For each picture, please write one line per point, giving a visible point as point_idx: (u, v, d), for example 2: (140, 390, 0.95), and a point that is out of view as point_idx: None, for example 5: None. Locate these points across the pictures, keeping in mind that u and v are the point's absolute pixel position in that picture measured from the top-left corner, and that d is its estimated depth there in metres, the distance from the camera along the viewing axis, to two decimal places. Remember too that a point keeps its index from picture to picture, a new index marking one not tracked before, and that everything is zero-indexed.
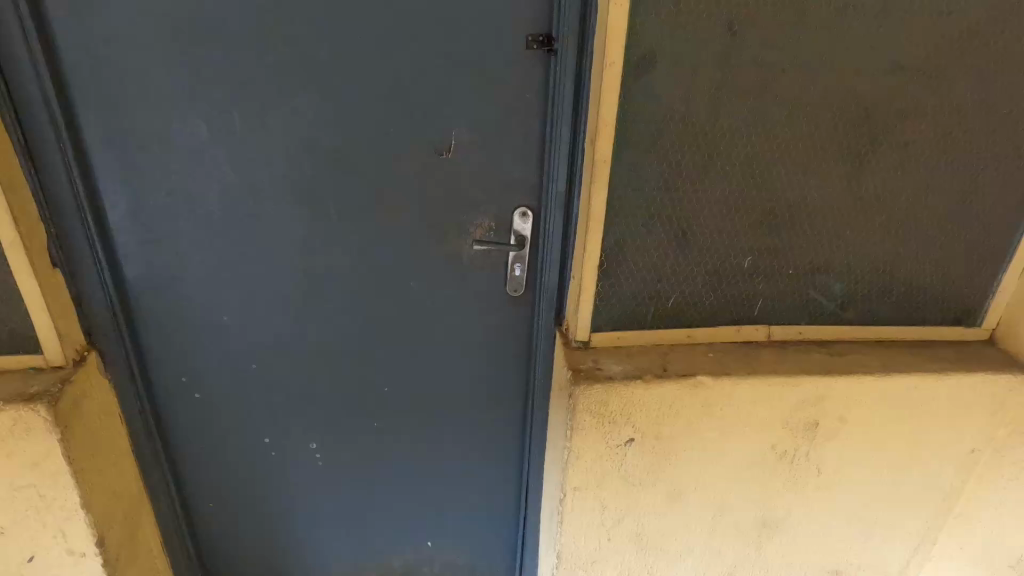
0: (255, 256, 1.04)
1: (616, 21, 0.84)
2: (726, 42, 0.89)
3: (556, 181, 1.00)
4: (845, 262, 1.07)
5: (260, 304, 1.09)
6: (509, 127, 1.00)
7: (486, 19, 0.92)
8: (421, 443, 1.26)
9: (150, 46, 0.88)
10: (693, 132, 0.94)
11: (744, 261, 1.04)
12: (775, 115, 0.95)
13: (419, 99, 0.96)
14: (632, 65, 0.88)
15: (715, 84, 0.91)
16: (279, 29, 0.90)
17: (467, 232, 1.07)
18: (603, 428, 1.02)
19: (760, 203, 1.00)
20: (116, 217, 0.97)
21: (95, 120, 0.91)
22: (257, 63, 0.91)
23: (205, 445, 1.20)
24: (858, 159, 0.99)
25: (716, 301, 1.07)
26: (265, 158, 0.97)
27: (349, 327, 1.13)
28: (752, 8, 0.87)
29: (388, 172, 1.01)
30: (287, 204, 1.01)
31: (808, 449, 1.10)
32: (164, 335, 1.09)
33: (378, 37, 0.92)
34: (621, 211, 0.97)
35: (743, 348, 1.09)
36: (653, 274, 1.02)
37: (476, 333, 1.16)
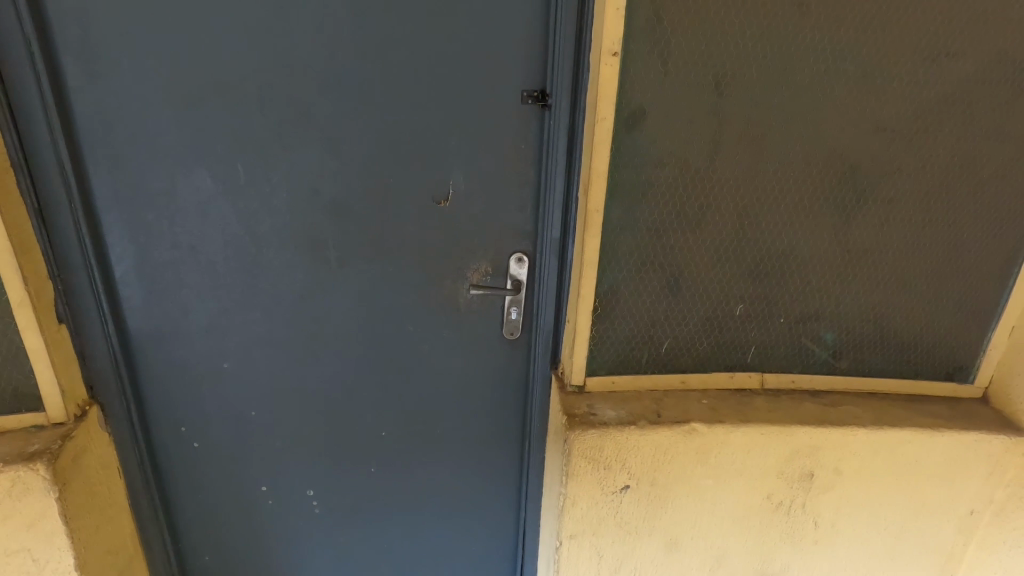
0: (257, 306, 1.06)
1: (608, 78, 0.87)
2: (713, 102, 0.93)
3: (551, 229, 1.02)
4: (835, 311, 1.09)
5: (261, 352, 1.10)
6: (506, 180, 1.03)
7: (483, 78, 0.97)
8: (418, 490, 1.25)
9: (161, 107, 0.92)
10: (684, 186, 0.97)
11: (736, 310, 1.06)
12: (762, 171, 0.98)
13: (418, 155, 1.00)
14: (623, 121, 0.92)
15: (704, 140, 0.95)
16: (285, 91, 0.94)
17: (464, 280, 1.09)
18: (598, 474, 1.02)
19: (750, 254, 1.03)
20: (122, 271, 1.00)
21: (106, 179, 0.94)
22: (264, 122, 0.95)
23: (201, 493, 1.20)
24: (844, 212, 1.02)
25: (709, 348, 1.09)
26: (269, 212, 1.00)
27: (348, 375, 1.14)
28: (737, 70, 0.92)
29: (388, 224, 1.04)
30: (289, 255, 1.03)
31: (804, 500, 1.10)
32: (164, 384, 1.10)
33: (380, 97, 0.96)
34: (615, 260, 0.99)
35: (737, 396, 1.09)
36: (646, 322, 1.04)
37: (474, 378, 1.17)
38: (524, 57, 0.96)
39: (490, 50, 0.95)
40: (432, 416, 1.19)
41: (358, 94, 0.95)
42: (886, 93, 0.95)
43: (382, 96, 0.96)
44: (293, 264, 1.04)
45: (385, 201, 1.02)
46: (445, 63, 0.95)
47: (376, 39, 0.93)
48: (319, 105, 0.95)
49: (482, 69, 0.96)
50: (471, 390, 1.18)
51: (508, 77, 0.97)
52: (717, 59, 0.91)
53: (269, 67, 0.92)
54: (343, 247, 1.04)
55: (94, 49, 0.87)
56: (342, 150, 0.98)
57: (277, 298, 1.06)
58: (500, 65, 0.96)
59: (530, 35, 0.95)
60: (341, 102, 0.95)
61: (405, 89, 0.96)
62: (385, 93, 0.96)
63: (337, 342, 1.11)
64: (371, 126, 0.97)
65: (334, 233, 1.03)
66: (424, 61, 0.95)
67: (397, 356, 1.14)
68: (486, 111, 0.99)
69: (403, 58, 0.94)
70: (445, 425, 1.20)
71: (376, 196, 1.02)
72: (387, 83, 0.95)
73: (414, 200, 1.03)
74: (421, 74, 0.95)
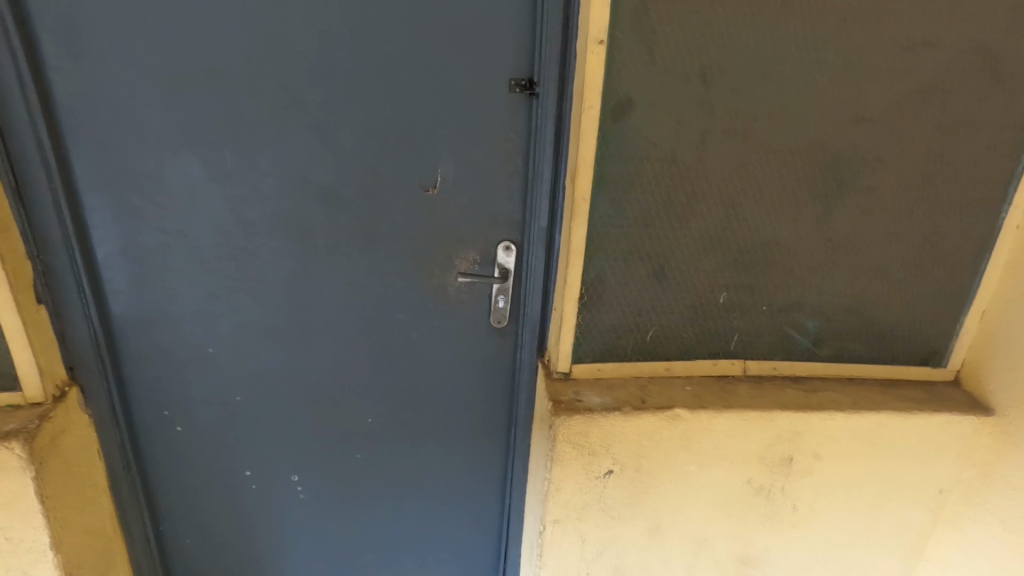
0: (241, 290, 1.05)
1: (595, 66, 0.87)
2: (699, 91, 0.94)
3: (539, 216, 1.02)
4: (815, 300, 1.11)
5: (246, 338, 1.10)
6: (494, 168, 1.03)
7: (471, 64, 0.96)
8: (404, 476, 1.26)
9: (143, 86, 0.90)
10: (670, 175, 0.97)
11: (720, 297, 1.08)
12: (746, 160, 0.99)
13: (406, 141, 1.00)
14: (610, 109, 0.91)
15: (689, 128, 0.95)
16: (271, 74, 0.93)
17: (451, 267, 1.09)
18: (584, 460, 1.03)
19: (734, 243, 1.04)
20: (104, 252, 0.98)
21: (86, 158, 0.92)
22: (249, 106, 0.94)
23: (185, 478, 1.19)
24: (826, 202, 1.04)
25: (693, 336, 1.10)
26: (254, 197, 0.99)
27: (334, 360, 1.14)
28: (722, 59, 0.92)
29: (374, 210, 1.03)
30: (274, 240, 1.02)
31: (783, 484, 1.13)
32: (148, 369, 1.09)
33: (367, 82, 0.95)
34: (602, 247, 0.99)
35: (720, 382, 1.11)
36: (633, 310, 1.05)
37: (460, 365, 1.17)
38: (512, 44, 0.96)
39: (479, 37, 0.95)
40: (418, 403, 1.19)
41: (345, 79, 0.95)
42: (866, 84, 0.97)
43: (370, 81, 0.95)
44: (279, 248, 1.03)
45: (373, 187, 1.02)
46: (433, 48, 0.95)
47: (362, 22, 0.92)
48: (306, 89, 0.94)
49: (471, 56, 0.96)
50: (458, 377, 1.18)
51: (497, 64, 0.97)
52: (702, 48, 0.91)
53: (255, 49, 0.91)
54: (329, 232, 1.03)
55: (73, 26, 0.85)
56: (329, 135, 0.97)
57: (262, 282, 1.05)
58: (489, 52, 0.96)
59: (519, 22, 0.95)
60: (328, 85, 0.95)
61: (393, 74, 0.95)
62: (373, 78, 0.95)
63: (323, 328, 1.11)
64: (358, 111, 0.97)
65: (320, 218, 1.02)
66: (412, 46, 0.94)
67: (384, 343, 1.14)
68: (474, 99, 0.98)
69: (391, 43, 0.94)
70: (431, 411, 1.20)
71: (364, 181, 1.01)
72: (375, 68, 0.95)
73: (402, 186, 1.02)
74: (409, 59, 0.95)
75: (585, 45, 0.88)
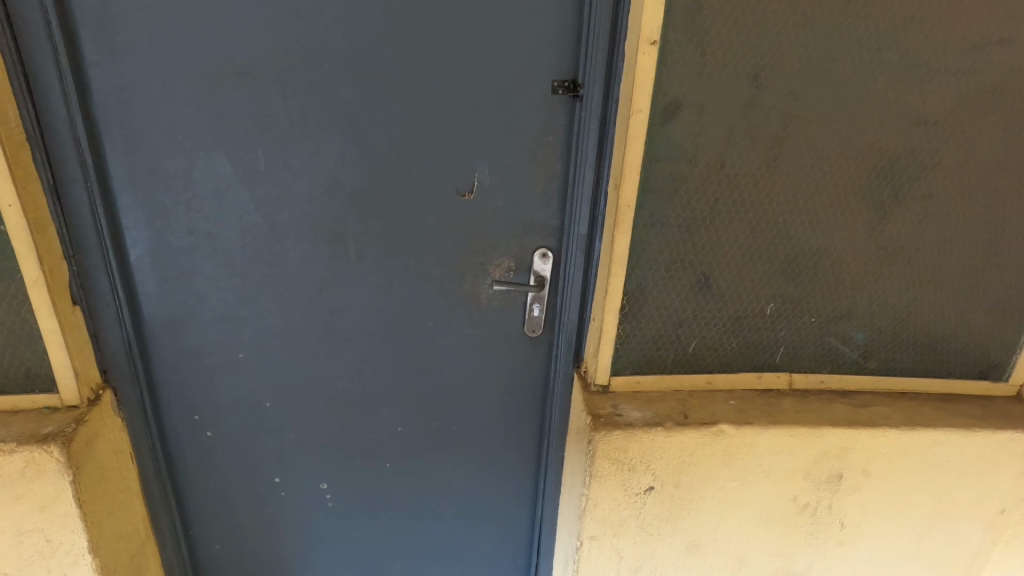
0: (274, 294, 1.04)
1: (645, 68, 0.83)
2: (752, 93, 0.89)
3: (579, 223, 0.99)
4: (866, 311, 1.06)
5: (277, 342, 1.08)
6: (532, 173, 1.00)
7: (512, 65, 0.93)
8: (433, 485, 1.23)
9: (180, 86, 0.89)
10: (717, 180, 0.93)
11: (766, 308, 1.03)
12: (799, 165, 0.94)
13: (444, 143, 0.97)
14: (659, 113, 0.88)
15: (740, 132, 0.91)
16: (309, 75, 0.91)
17: (487, 274, 1.06)
18: (622, 475, 1.00)
19: (783, 251, 0.99)
20: (138, 254, 0.97)
21: (122, 158, 0.91)
22: (287, 108, 0.92)
23: (215, 483, 1.18)
24: (881, 209, 0.99)
25: (737, 348, 1.05)
26: (290, 200, 0.97)
27: (366, 366, 1.12)
28: (777, 60, 0.88)
29: (410, 214, 1.01)
30: (308, 244, 1.00)
31: (830, 502, 1.08)
32: (179, 373, 1.08)
33: (406, 83, 0.93)
34: (645, 255, 0.95)
35: (765, 397, 1.07)
36: (674, 320, 1.00)
37: (493, 374, 1.14)
38: (555, 45, 0.93)
39: (521, 38, 0.92)
40: (450, 411, 1.17)
41: (384, 81, 0.92)
42: (928, 85, 0.92)
43: (408, 83, 0.93)
44: (313, 251, 1.01)
45: (409, 191, 0.99)
46: (474, 48, 0.92)
47: (401, 21, 0.89)
48: (343, 91, 0.92)
49: (512, 56, 0.93)
50: (490, 386, 1.15)
51: (539, 66, 0.94)
52: (756, 48, 0.87)
53: (294, 50, 0.89)
54: (364, 236, 1.01)
55: (112, 24, 0.84)
56: (366, 137, 0.95)
57: (294, 286, 1.04)
58: (531, 53, 0.93)
59: (563, 22, 0.92)
60: (367, 86, 0.92)
61: (432, 75, 0.93)
62: (412, 80, 0.93)
63: (355, 333, 1.09)
64: (396, 113, 0.94)
65: (354, 221, 1.00)
66: (454, 46, 0.92)
67: (416, 350, 1.11)
68: (514, 101, 0.95)
69: (431, 44, 0.91)
70: (463, 420, 1.18)
71: (399, 185, 0.99)
72: (414, 69, 0.92)
73: (437, 191, 1.00)
74: (449, 60, 0.92)
75: (634, 46, 0.84)
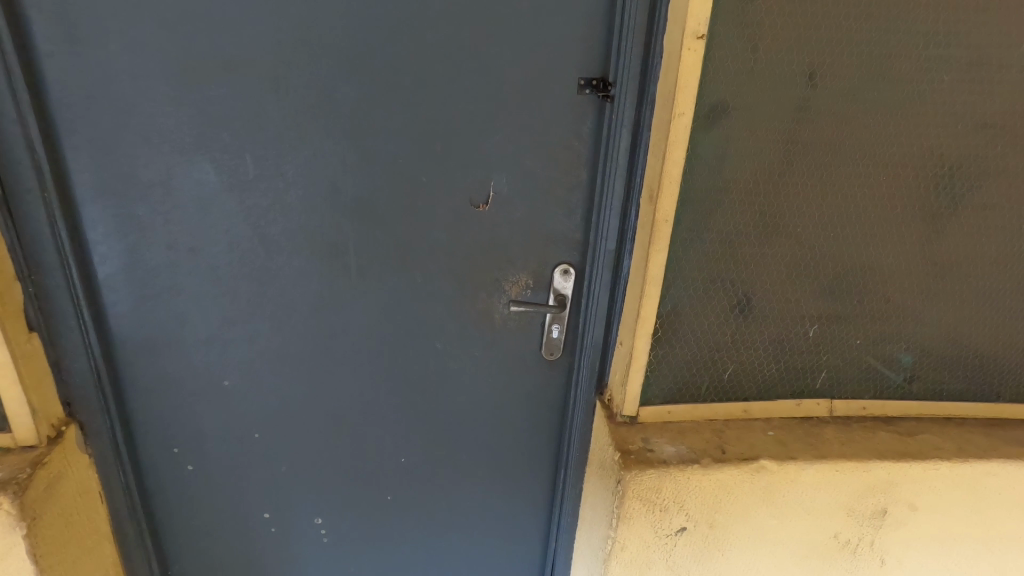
0: (263, 315, 0.92)
1: (689, 65, 0.74)
2: (805, 93, 0.80)
3: (606, 239, 0.88)
4: (914, 331, 0.98)
5: (267, 368, 0.97)
6: (553, 181, 0.89)
7: (534, 62, 0.83)
8: (439, 519, 1.13)
9: (154, 81, 0.77)
10: (764, 190, 0.83)
11: (810, 330, 0.94)
12: (852, 173, 0.85)
13: (457, 148, 0.86)
14: (702, 116, 0.78)
15: (790, 137, 0.81)
16: (303, 69, 0.79)
17: (501, 292, 0.95)
18: (653, 516, 0.90)
19: (831, 268, 0.90)
20: (107, 271, 0.86)
21: (87, 163, 0.79)
22: (278, 106, 0.81)
23: (197, 520, 1.07)
24: (936, 220, 0.90)
25: (777, 373, 0.96)
26: (282, 212, 0.86)
27: (366, 392, 1.01)
28: (834, 56, 0.79)
29: (418, 226, 0.90)
30: (303, 259, 0.89)
31: (872, 538, 1.00)
32: (156, 402, 0.96)
33: (415, 80, 0.82)
34: (682, 275, 0.85)
35: (805, 426, 0.98)
36: (711, 344, 0.91)
37: (506, 400, 1.04)
38: (583, 38, 0.82)
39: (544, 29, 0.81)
40: (458, 440, 1.06)
41: (390, 77, 0.81)
42: (995, 85, 0.83)
43: (417, 79, 0.82)
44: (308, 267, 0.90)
45: (417, 201, 0.88)
46: (492, 42, 0.81)
47: (411, 10, 0.78)
48: (344, 88, 0.81)
49: (534, 51, 0.82)
50: (502, 413, 1.05)
51: (563, 62, 0.83)
52: (811, 43, 0.77)
53: (287, 40, 0.78)
54: (365, 250, 0.90)
55: (73, 9, 0.72)
56: (368, 140, 0.84)
57: (286, 306, 0.92)
58: (555, 47, 0.82)
59: (592, 12, 0.81)
60: (370, 83, 0.81)
61: (445, 72, 0.82)
62: (422, 76, 0.82)
63: (354, 356, 0.98)
64: (403, 114, 0.83)
65: (355, 234, 0.89)
66: (469, 38, 0.81)
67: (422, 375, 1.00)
68: (535, 101, 0.85)
69: (444, 35, 0.80)
70: (472, 450, 1.07)
71: (407, 193, 0.88)
72: (424, 64, 0.81)
73: (448, 200, 0.89)
74: (464, 54, 0.82)
75: (676, 39, 0.74)
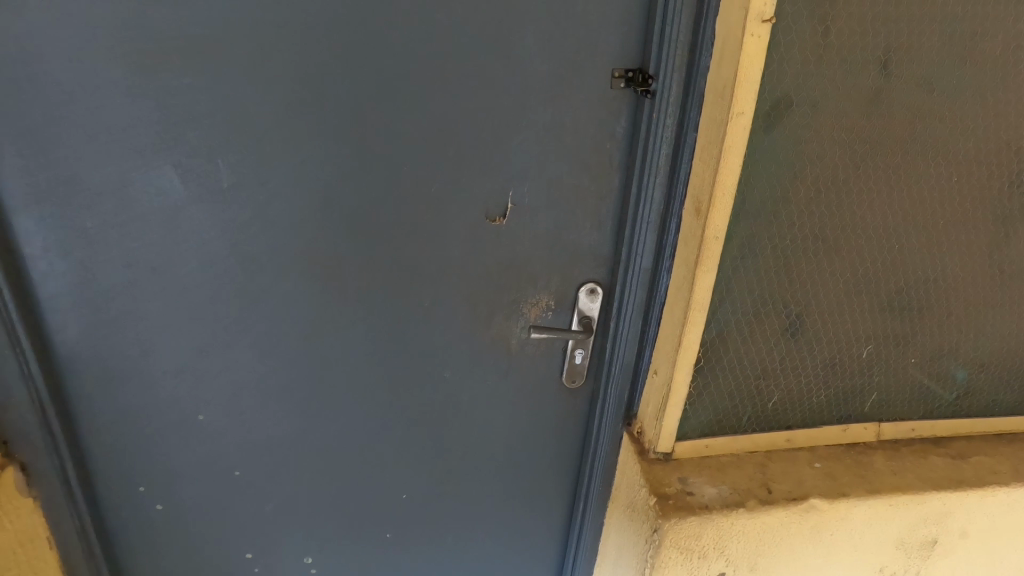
0: (243, 339, 0.79)
1: (751, 56, 0.62)
2: (878, 84, 0.68)
3: (641, 255, 0.78)
4: (973, 347, 0.88)
5: (248, 399, 0.82)
6: (581, 188, 0.77)
7: (564, 48, 0.70)
8: (445, 555, 1.02)
9: (101, 65, 0.62)
10: (825, 198, 0.72)
11: (864, 350, 0.83)
12: (921, 174, 0.75)
13: (470, 151, 0.73)
14: (763, 113, 0.66)
15: (858, 136, 0.70)
16: (286, 56, 0.65)
17: (518, 313, 0.83)
18: (690, 564, 0.79)
19: (891, 281, 0.80)
20: (49, 288, 0.70)
21: (18, 158, 0.63)
22: (256, 97, 0.67)
23: (168, 563, 0.92)
24: (1006, 225, 0.80)
25: (826, 398, 0.86)
26: (263, 221, 0.72)
27: (362, 427, 0.88)
28: (913, 40, 0.67)
29: (424, 237, 0.77)
30: (289, 277, 0.76)
31: (918, 569, 0.90)
32: (115, 440, 0.81)
33: (422, 70, 0.69)
34: (730, 296, 0.75)
35: (852, 454, 0.87)
36: (757, 370, 0.80)
37: (521, 428, 0.93)
38: (621, 21, 0.69)
39: (577, 10, 0.68)
40: (467, 471, 0.95)
41: (391, 66, 0.68)
42: None
43: (423, 69, 0.69)
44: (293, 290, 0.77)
45: (422, 210, 0.75)
46: (513, 24, 0.68)
47: None
48: (334, 79, 0.67)
49: (563, 36, 0.69)
50: (515, 444, 0.94)
51: (597, 49, 0.70)
52: (889, 26, 0.66)
53: (268, 17, 0.64)
54: (360, 268, 0.77)
55: None
56: (365, 141, 0.71)
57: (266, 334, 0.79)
58: (587, 31, 0.69)
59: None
60: (367, 73, 0.68)
61: (457, 60, 0.69)
62: (429, 65, 0.68)
63: (349, 388, 0.85)
64: (406, 110, 0.70)
65: (349, 250, 0.76)
66: (486, 20, 0.67)
67: (425, 405, 0.88)
68: (563, 96, 0.72)
69: (456, 16, 0.67)
70: (482, 481, 0.96)
71: (410, 203, 0.75)
72: (433, 51, 0.68)
73: (459, 210, 0.76)
74: (479, 38, 0.68)
75: (736, 24, 0.62)
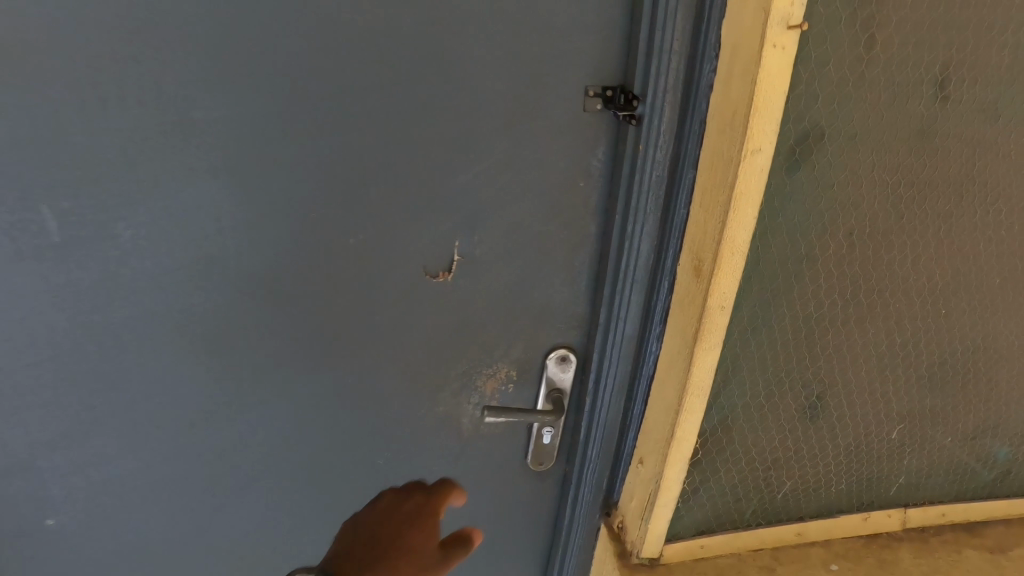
0: (107, 428, 0.61)
1: (772, 74, 0.45)
2: (931, 110, 0.53)
3: (624, 319, 0.61)
4: (1016, 419, 0.74)
5: (122, 496, 0.65)
6: (550, 234, 0.60)
7: (523, 58, 0.52)
8: None
9: None
10: (860, 253, 0.56)
11: (895, 431, 0.68)
12: (976, 222, 0.59)
13: (403, 188, 0.56)
14: (787, 149, 0.50)
15: (904, 176, 0.54)
16: (134, 64, 0.47)
17: (470, 386, 0.66)
18: None
19: (933, 350, 0.64)
20: None
21: None
22: (94, 121, 0.48)
23: None
24: None
25: (846, 487, 0.71)
26: (122, 284, 0.54)
27: (281, 520, 0.71)
28: (978, 54, 0.52)
29: (345, 299, 0.60)
30: (165, 352, 0.58)
31: None
32: None
33: (331, 84, 0.50)
34: (737, 375, 0.59)
35: (874, 549, 0.71)
36: (766, 460, 0.64)
37: (476, 518, 0.76)
38: (599, 21, 0.52)
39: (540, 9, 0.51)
40: None
41: (289, 78, 0.50)
42: None
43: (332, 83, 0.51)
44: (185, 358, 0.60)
45: (343, 264, 0.58)
46: (456, 23, 0.50)
47: None
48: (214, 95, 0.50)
49: (524, 40, 0.52)
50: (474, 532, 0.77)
51: (569, 59, 0.53)
52: (950, 36, 0.50)
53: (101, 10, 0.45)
54: (266, 336, 0.60)
55: None
56: (259, 178, 0.53)
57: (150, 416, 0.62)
58: (554, 37, 0.52)
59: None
60: (255, 88, 0.50)
61: (380, 71, 0.51)
62: (341, 78, 0.50)
63: (260, 477, 0.67)
64: (313, 137, 0.52)
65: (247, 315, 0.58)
66: (417, 17, 0.50)
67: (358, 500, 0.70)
68: (522, 121, 0.55)
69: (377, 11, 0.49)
70: None
71: (327, 254, 0.57)
72: (345, 59, 0.50)
73: (392, 262, 0.59)
74: (410, 43, 0.50)
75: (750, 30, 0.45)
